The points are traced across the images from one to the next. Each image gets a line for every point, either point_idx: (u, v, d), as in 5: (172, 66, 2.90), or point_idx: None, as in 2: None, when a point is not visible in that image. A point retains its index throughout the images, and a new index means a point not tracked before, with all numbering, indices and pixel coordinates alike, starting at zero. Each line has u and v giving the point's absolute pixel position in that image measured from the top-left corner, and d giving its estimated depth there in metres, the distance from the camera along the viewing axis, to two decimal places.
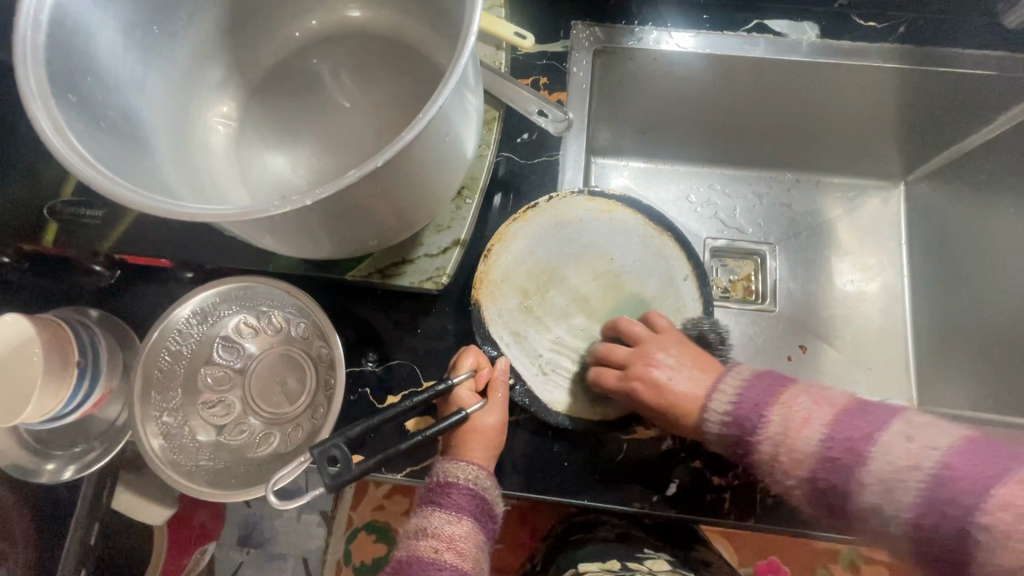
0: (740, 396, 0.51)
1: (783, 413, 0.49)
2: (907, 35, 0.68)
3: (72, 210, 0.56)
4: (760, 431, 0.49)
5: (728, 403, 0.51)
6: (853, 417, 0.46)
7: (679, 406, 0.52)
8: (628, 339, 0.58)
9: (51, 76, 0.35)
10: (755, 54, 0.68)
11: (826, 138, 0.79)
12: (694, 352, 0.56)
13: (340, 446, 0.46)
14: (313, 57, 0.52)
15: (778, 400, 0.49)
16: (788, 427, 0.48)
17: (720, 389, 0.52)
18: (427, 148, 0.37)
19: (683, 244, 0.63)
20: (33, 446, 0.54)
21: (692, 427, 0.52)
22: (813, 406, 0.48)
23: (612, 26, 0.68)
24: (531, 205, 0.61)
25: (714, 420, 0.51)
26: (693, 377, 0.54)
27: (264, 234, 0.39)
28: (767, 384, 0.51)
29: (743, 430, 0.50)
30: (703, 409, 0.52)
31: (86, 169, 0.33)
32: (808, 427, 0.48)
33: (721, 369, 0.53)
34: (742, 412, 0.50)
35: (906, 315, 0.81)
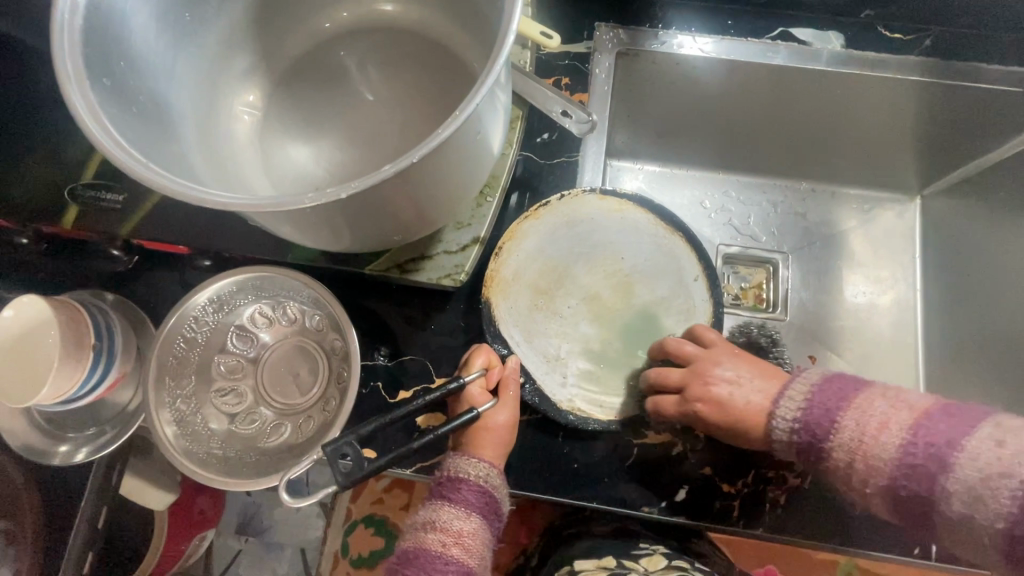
0: (808, 401, 0.48)
1: (858, 417, 0.46)
2: (933, 49, 0.68)
3: (94, 194, 0.56)
4: (836, 439, 0.46)
5: (892, 451, 0.43)
6: (931, 418, 0.43)
7: (807, 444, 0.48)
8: (680, 356, 0.56)
9: (87, 60, 0.35)
10: (776, 63, 0.68)
11: (845, 149, 0.79)
12: (756, 364, 0.56)
13: (352, 445, 0.46)
14: (340, 49, 0.52)
15: (853, 403, 0.47)
16: (862, 435, 0.45)
17: (787, 397, 0.50)
18: (457, 144, 0.37)
19: (693, 244, 0.62)
20: (44, 428, 0.54)
21: (847, 481, 0.46)
22: (1009, 454, 0.39)
23: (636, 29, 0.68)
24: (542, 203, 0.61)
25: (784, 431, 0.49)
26: (761, 386, 0.53)
27: (286, 224, 0.39)
28: (949, 424, 0.43)
29: (813, 438, 0.47)
30: (858, 456, 0.45)
31: (120, 153, 0.33)
32: (885, 432, 0.44)
33: (869, 401, 0.46)
34: (812, 421, 0.47)
35: (917, 328, 0.81)
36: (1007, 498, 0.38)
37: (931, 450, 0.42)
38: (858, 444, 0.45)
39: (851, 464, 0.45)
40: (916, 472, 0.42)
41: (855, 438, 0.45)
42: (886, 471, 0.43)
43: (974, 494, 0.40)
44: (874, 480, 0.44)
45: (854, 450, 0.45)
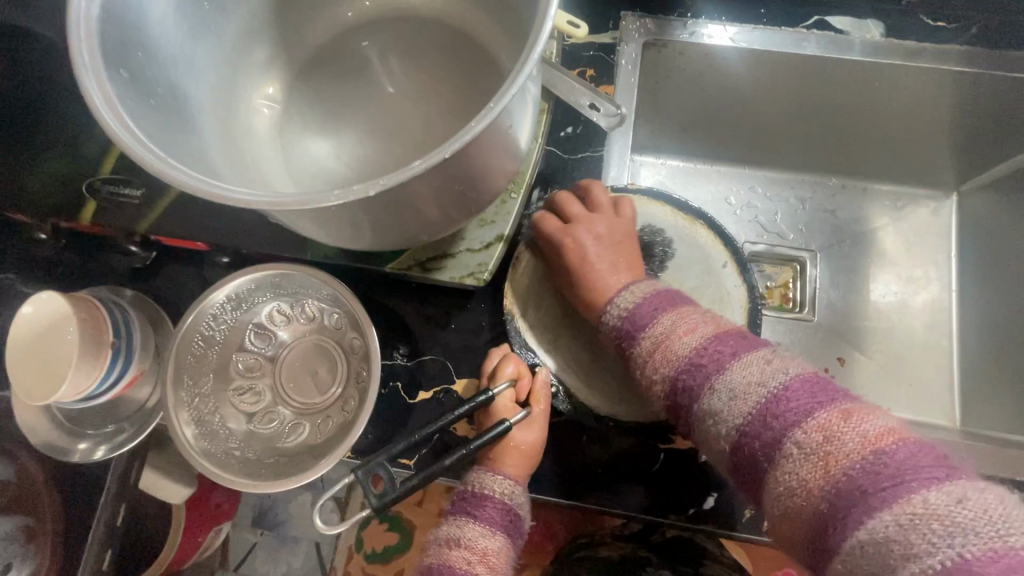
0: (641, 301, 0.50)
1: (675, 318, 0.47)
2: (979, 37, 0.64)
3: (110, 188, 0.55)
4: (649, 330, 0.47)
5: (688, 350, 0.45)
6: (801, 377, 0.40)
7: (625, 331, 0.49)
8: (589, 202, 0.57)
9: (104, 50, 0.34)
10: (809, 53, 0.65)
11: (879, 143, 0.76)
12: (625, 251, 0.56)
13: (385, 466, 0.45)
14: (360, 40, 0.51)
15: (676, 308, 0.48)
16: (671, 331, 0.46)
17: (629, 290, 0.51)
18: (488, 138, 0.36)
19: (716, 230, 0.60)
20: (64, 425, 0.54)
21: (642, 367, 0.47)
22: (773, 368, 0.41)
23: (663, 18, 0.66)
24: (555, 209, 0.59)
25: (614, 317, 0.51)
26: (614, 267, 0.54)
27: (307, 220, 0.37)
28: (735, 344, 0.44)
29: (634, 327, 0.48)
30: (658, 350, 0.46)
31: (138, 148, 0.32)
32: (689, 335, 0.45)
33: (692, 312, 0.47)
34: (638, 314, 0.49)
35: (952, 331, 0.78)
36: (813, 431, 0.37)
37: (789, 405, 0.39)
38: (741, 388, 0.41)
39: (717, 405, 0.41)
40: (765, 416, 0.39)
41: (664, 333, 0.46)
42: (744, 413, 0.40)
43: (803, 454, 0.37)
44: (730, 421, 0.41)
45: (733, 390, 0.41)
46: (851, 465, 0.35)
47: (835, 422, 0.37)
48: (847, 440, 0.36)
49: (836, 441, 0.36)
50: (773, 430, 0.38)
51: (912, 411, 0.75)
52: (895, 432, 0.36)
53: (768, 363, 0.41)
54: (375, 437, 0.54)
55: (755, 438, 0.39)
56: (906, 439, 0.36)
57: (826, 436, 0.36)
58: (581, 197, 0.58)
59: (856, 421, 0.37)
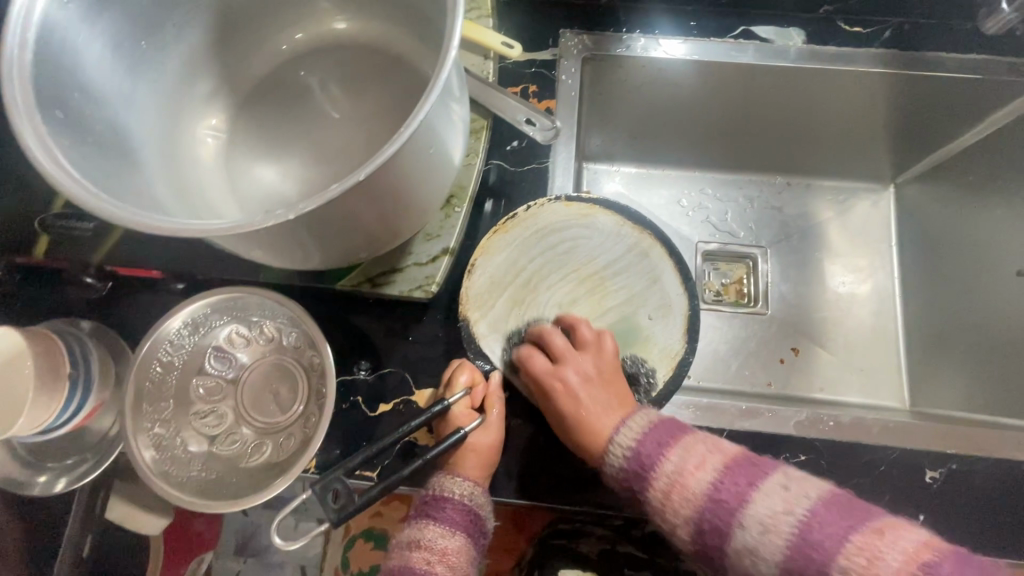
0: (640, 441, 0.50)
1: (683, 454, 0.48)
2: (893, 40, 0.69)
3: (63, 223, 0.57)
4: (658, 470, 0.48)
5: (705, 486, 0.46)
6: (823, 502, 0.43)
7: (633, 472, 0.49)
8: (575, 340, 0.57)
9: (39, 93, 0.35)
10: (743, 61, 0.69)
11: (816, 141, 0.80)
12: (612, 387, 0.54)
13: (341, 480, 0.46)
14: (302, 69, 0.53)
15: (680, 441, 0.49)
16: (682, 470, 0.47)
17: (624, 428, 0.51)
18: (411, 161, 0.38)
19: (660, 241, 0.63)
20: (25, 458, 0.54)
21: (662, 513, 0.48)
22: (794, 495, 0.44)
23: (600, 34, 0.69)
24: (509, 217, 0.61)
25: (616, 459, 0.50)
26: (605, 406, 0.53)
27: (254, 247, 0.39)
28: (749, 473, 0.46)
29: (641, 467, 0.49)
30: (674, 491, 0.47)
31: (72, 184, 0.33)
32: (701, 470, 0.47)
33: (696, 443, 0.49)
34: (643, 452, 0.49)
35: (898, 316, 0.81)
36: (854, 555, 0.40)
37: (821, 537, 0.41)
38: (769, 521, 0.43)
39: (750, 541, 0.43)
40: (802, 551, 0.41)
41: (676, 472, 0.47)
42: (779, 548, 0.42)
43: None
44: (768, 559, 0.43)
45: (763, 524, 0.43)
46: None
47: (873, 542, 0.40)
48: (889, 560, 0.39)
49: (880, 562, 0.39)
50: (815, 562, 0.41)
51: (865, 394, 0.78)
52: (930, 544, 0.40)
53: (787, 490, 0.44)
54: (340, 451, 0.55)
55: (802, 572, 0.41)
56: (941, 551, 0.39)
57: (869, 557, 0.39)
58: (568, 331, 0.58)
59: (892, 538, 0.40)
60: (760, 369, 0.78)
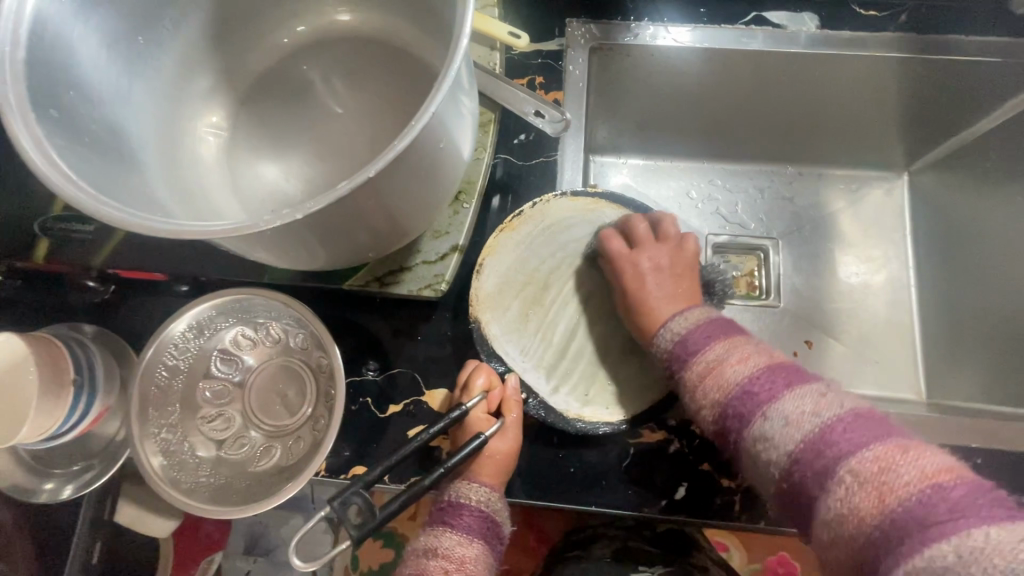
0: (693, 326, 0.51)
1: (729, 347, 0.48)
2: (908, 24, 0.67)
3: (63, 225, 0.56)
4: (702, 355, 0.49)
5: (739, 377, 0.46)
6: (853, 412, 0.41)
7: (677, 355, 0.51)
8: (631, 238, 0.59)
9: (32, 92, 0.34)
10: (754, 48, 0.67)
11: (828, 130, 0.78)
12: (680, 278, 0.57)
13: (360, 495, 0.44)
14: (303, 64, 0.51)
15: (730, 337, 0.49)
16: (722, 359, 0.47)
17: (682, 316, 0.53)
18: (420, 157, 0.36)
19: (672, 231, 0.61)
20: (31, 465, 0.53)
21: (693, 393, 0.48)
22: (829, 400, 0.42)
23: (608, 23, 0.67)
24: (516, 214, 0.59)
25: (665, 342, 0.52)
26: (670, 296, 0.56)
27: (259, 248, 0.38)
28: (788, 375, 0.45)
29: (684, 351, 0.50)
30: (710, 375, 0.47)
31: (69, 186, 0.32)
32: (742, 362, 0.47)
33: (746, 343, 0.49)
34: (689, 338, 0.50)
35: (913, 307, 0.80)
36: (867, 461, 0.37)
37: (837, 436, 0.40)
38: (794, 414, 0.42)
39: (771, 430, 0.43)
40: (816, 448, 0.40)
41: (712, 359, 0.48)
42: (797, 440, 0.41)
43: (858, 482, 0.37)
44: (781, 447, 0.42)
45: (788, 416, 0.42)
46: (907, 495, 0.35)
47: (891, 454, 0.37)
48: (902, 472, 0.36)
49: (890, 473, 0.36)
50: (824, 457, 0.39)
51: (879, 387, 0.77)
52: (952, 471, 0.36)
53: (822, 396, 0.42)
54: (350, 454, 0.54)
55: (806, 471, 0.40)
56: (964, 477, 0.36)
57: (880, 466, 0.37)
58: (625, 232, 0.60)
59: (912, 456, 0.37)
60: None
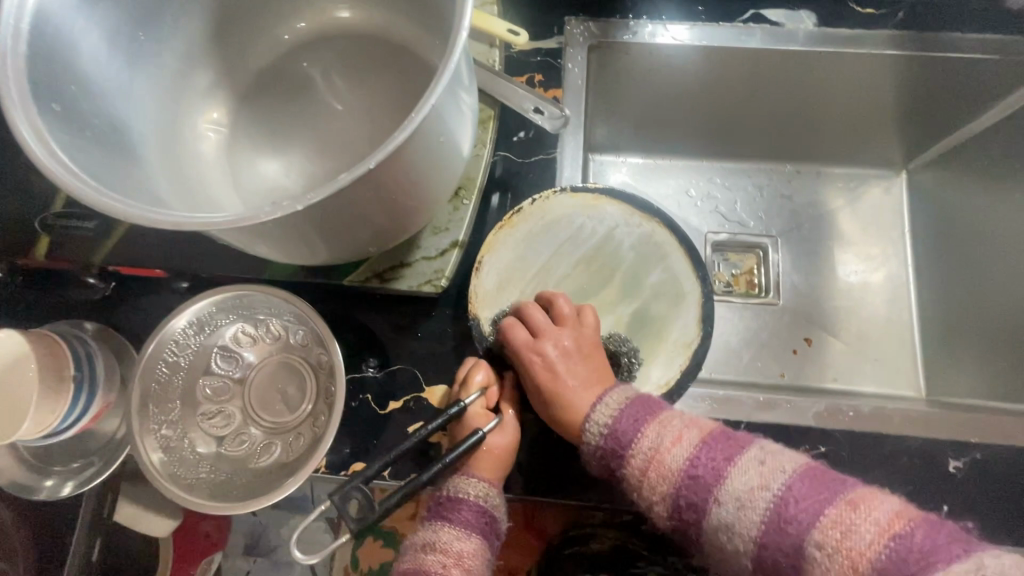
0: (614, 419, 0.48)
1: (659, 430, 0.46)
2: (906, 21, 0.67)
3: (63, 222, 0.56)
4: (636, 446, 0.46)
5: (681, 461, 0.44)
6: (798, 476, 0.41)
7: (612, 450, 0.47)
8: (531, 325, 0.54)
9: (34, 85, 0.34)
10: (752, 46, 0.68)
11: (826, 128, 0.78)
12: (591, 362, 0.53)
13: (360, 488, 0.45)
14: (304, 60, 0.52)
15: (657, 417, 0.47)
16: (659, 445, 0.45)
17: (602, 403, 0.49)
18: (422, 151, 0.37)
19: (670, 227, 0.62)
20: (31, 462, 0.53)
21: (639, 488, 0.46)
22: (770, 469, 0.42)
23: (607, 21, 0.67)
24: (514, 212, 0.59)
25: (593, 437, 0.48)
26: (586, 382, 0.51)
27: (258, 241, 0.38)
28: (726, 448, 0.44)
29: (619, 445, 0.47)
30: (652, 467, 0.45)
31: (70, 178, 0.32)
32: (677, 446, 0.45)
33: (672, 419, 0.47)
34: (619, 428, 0.47)
35: (912, 304, 0.80)
36: (828, 529, 0.38)
37: (796, 508, 0.40)
38: (745, 497, 0.42)
39: (726, 517, 0.42)
40: (777, 524, 0.40)
41: (653, 448, 0.45)
42: (756, 523, 0.41)
43: (827, 556, 0.37)
44: (744, 534, 0.41)
45: (739, 500, 0.42)
46: (877, 557, 0.36)
47: (845, 514, 0.38)
48: (863, 532, 0.37)
49: (853, 536, 0.37)
50: (790, 536, 0.39)
51: (878, 384, 0.77)
52: (903, 514, 0.38)
53: (763, 465, 0.43)
54: (350, 450, 0.54)
55: (777, 550, 0.40)
56: (915, 518, 0.37)
57: (842, 531, 0.38)
58: (547, 307, 0.56)
59: (864, 509, 0.38)
60: (772, 360, 0.77)
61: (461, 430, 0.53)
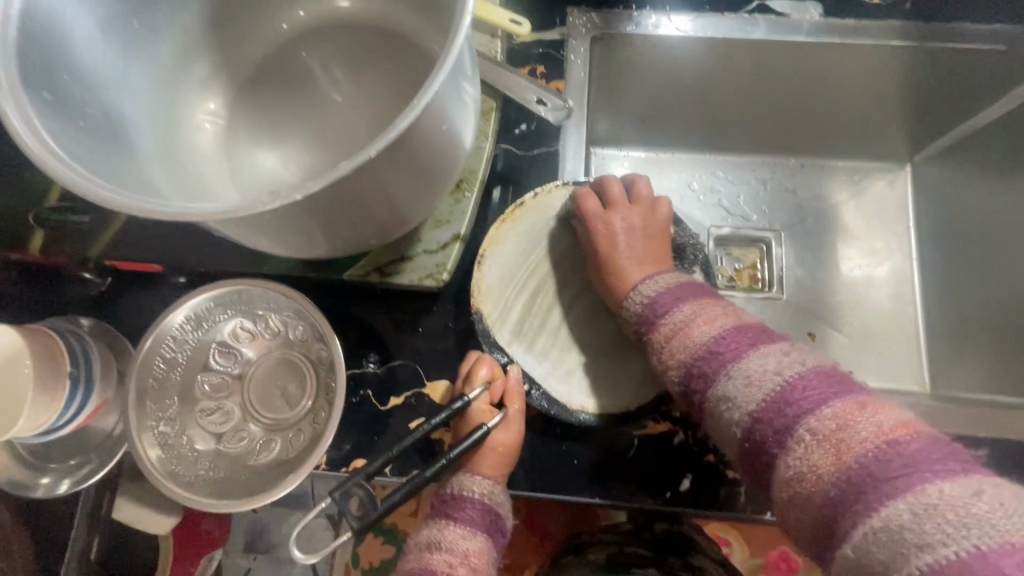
0: (664, 288, 0.51)
1: (694, 310, 0.48)
2: (914, 12, 0.66)
3: (57, 216, 0.55)
4: (668, 317, 0.49)
5: (707, 337, 0.46)
6: (814, 370, 0.40)
7: (647, 317, 0.51)
8: (607, 195, 0.59)
9: (24, 73, 0.33)
10: (757, 37, 0.67)
11: (830, 120, 0.78)
12: (651, 242, 0.57)
13: (362, 485, 0.44)
14: (302, 51, 0.51)
15: (697, 301, 0.49)
16: (689, 322, 0.48)
17: (653, 279, 0.53)
18: (424, 141, 0.36)
19: (676, 220, 0.60)
20: (29, 460, 0.52)
21: (660, 354, 0.49)
22: (790, 359, 0.41)
23: (609, 11, 0.66)
24: (517, 205, 0.58)
25: (635, 304, 0.53)
26: (642, 259, 0.56)
27: (257, 234, 0.38)
28: (755, 335, 0.44)
29: (654, 313, 0.51)
30: (676, 337, 0.48)
31: (63, 169, 0.31)
32: (706, 326, 0.46)
33: (711, 305, 0.48)
34: (659, 302, 0.51)
35: (916, 299, 0.79)
36: (826, 419, 0.37)
37: (800, 393, 0.39)
38: (756, 375, 0.41)
39: (733, 390, 0.42)
40: (777, 407, 0.40)
41: (678, 323, 0.48)
42: (756, 399, 0.41)
43: (817, 440, 0.37)
44: (743, 407, 0.41)
45: (749, 376, 0.42)
46: (865, 452, 0.35)
47: (850, 411, 0.37)
48: (860, 428, 0.36)
49: (849, 429, 0.36)
50: (784, 417, 0.39)
51: (882, 378, 0.76)
52: (909, 425, 0.36)
53: (786, 354, 0.42)
54: (351, 447, 0.53)
55: (766, 425, 0.40)
56: (919, 431, 0.36)
57: (840, 424, 0.37)
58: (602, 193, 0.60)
59: (870, 412, 0.37)
60: None
61: (466, 426, 0.52)
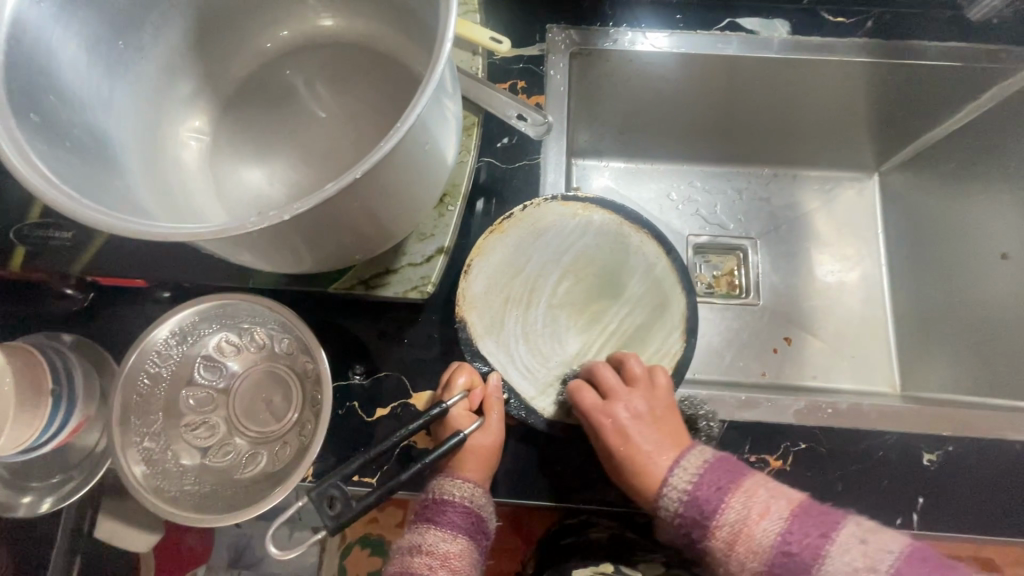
0: (697, 481, 0.47)
1: (744, 505, 0.45)
2: (875, 30, 0.69)
3: (40, 232, 0.55)
4: (721, 518, 0.45)
5: (773, 543, 0.43)
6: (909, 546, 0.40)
7: (693, 518, 0.47)
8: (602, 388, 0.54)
9: (11, 96, 0.34)
10: (730, 53, 0.69)
11: (801, 132, 0.81)
12: (661, 423, 0.52)
13: (338, 487, 0.45)
14: (287, 69, 0.52)
15: (741, 488, 0.46)
16: (747, 523, 0.45)
17: (680, 466, 0.49)
18: (407, 160, 0.37)
19: (657, 238, 0.63)
20: (7, 478, 0.52)
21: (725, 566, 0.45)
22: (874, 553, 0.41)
23: (587, 28, 0.69)
24: (505, 216, 0.60)
25: (672, 502, 0.48)
26: (658, 446, 0.51)
27: (241, 249, 0.38)
28: (817, 522, 0.43)
29: (701, 514, 0.46)
30: (740, 544, 0.45)
31: (50, 190, 0.32)
32: (768, 522, 0.44)
33: (755, 487, 0.46)
34: (702, 496, 0.47)
35: (885, 303, 0.82)
36: None
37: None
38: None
39: None
40: None
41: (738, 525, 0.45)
42: None
43: None
44: None
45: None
46: None
47: None
48: None
49: None
50: None
51: (855, 380, 0.78)
52: None
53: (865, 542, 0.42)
54: (336, 459, 0.54)
55: None
56: None
57: None
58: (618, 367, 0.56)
59: None
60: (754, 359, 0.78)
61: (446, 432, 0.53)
